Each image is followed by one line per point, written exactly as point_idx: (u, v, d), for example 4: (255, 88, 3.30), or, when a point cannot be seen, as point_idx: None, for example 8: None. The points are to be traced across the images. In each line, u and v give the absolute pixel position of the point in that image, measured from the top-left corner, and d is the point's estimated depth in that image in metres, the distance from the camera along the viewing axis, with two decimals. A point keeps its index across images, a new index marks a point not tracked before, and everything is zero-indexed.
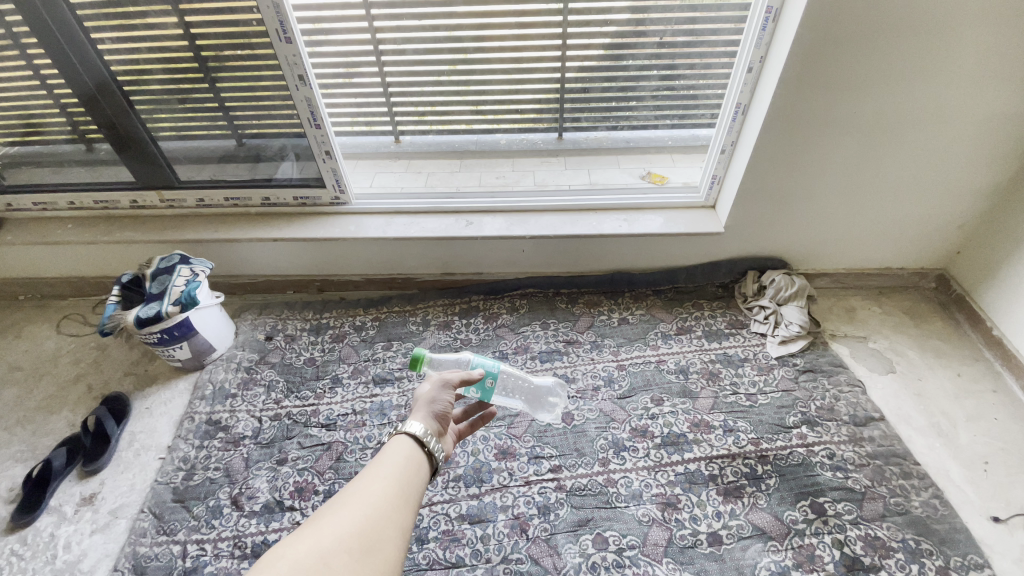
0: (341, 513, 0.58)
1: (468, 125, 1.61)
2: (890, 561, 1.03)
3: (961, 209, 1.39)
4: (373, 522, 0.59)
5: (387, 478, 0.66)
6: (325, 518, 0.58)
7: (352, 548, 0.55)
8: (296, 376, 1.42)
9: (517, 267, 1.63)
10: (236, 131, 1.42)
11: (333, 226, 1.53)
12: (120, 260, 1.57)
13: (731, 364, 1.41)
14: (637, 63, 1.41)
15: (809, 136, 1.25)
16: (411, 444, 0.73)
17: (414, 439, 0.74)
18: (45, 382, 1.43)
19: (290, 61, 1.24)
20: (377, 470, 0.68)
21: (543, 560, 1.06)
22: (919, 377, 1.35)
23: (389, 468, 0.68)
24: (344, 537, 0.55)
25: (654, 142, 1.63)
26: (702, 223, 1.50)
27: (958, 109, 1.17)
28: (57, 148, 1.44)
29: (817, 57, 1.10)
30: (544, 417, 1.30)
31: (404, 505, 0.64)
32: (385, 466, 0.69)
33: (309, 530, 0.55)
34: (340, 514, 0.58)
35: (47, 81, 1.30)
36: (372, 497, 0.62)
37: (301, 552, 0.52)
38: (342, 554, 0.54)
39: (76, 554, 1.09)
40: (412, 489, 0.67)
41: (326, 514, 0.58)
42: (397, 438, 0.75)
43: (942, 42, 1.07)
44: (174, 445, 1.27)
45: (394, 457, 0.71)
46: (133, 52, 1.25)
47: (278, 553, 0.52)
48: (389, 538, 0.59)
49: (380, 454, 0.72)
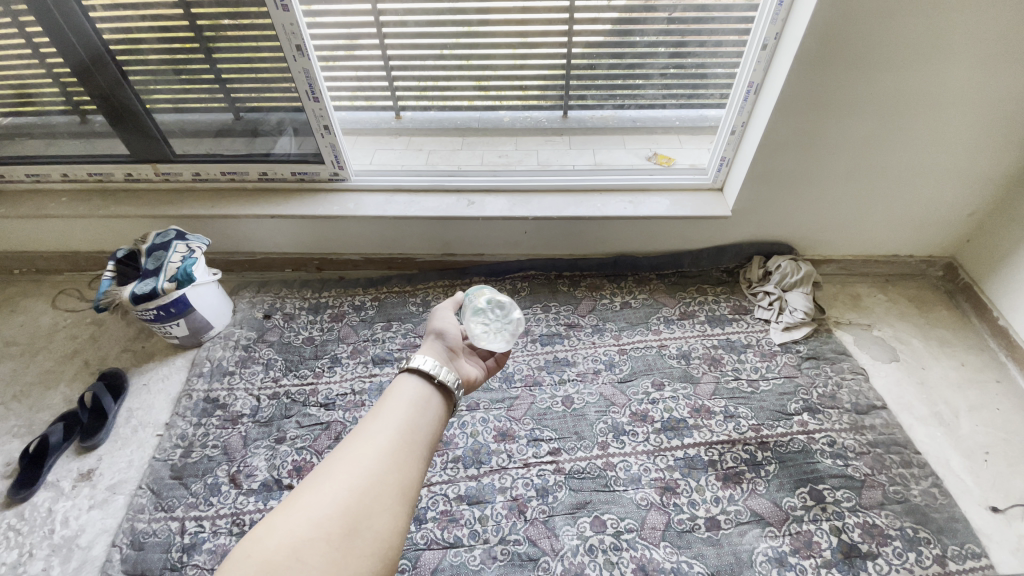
0: (320, 493, 0.55)
1: (470, 101, 1.57)
2: (887, 548, 1.03)
3: (971, 196, 1.35)
4: (358, 509, 0.55)
5: (384, 452, 0.62)
6: (303, 498, 0.54)
7: (331, 538, 0.51)
8: (295, 354, 1.41)
9: (519, 249, 1.60)
10: (234, 104, 1.38)
11: (332, 204, 1.50)
12: (114, 234, 1.55)
13: (733, 350, 1.39)
14: (647, 40, 1.35)
15: (821, 119, 1.21)
16: (407, 407, 0.70)
17: (419, 377, 0.76)
18: (41, 357, 1.42)
19: (287, 30, 1.19)
20: (377, 438, 0.63)
21: (540, 541, 1.06)
22: (923, 367, 1.34)
23: (383, 430, 0.65)
24: (324, 521, 0.52)
25: (662, 123, 1.59)
26: (709, 206, 1.47)
27: (982, 93, 1.13)
28: (50, 119, 1.41)
29: (837, 34, 1.05)
30: (511, 389, 1.32)
31: (398, 474, 0.60)
32: (380, 427, 0.65)
33: (281, 516, 0.52)
34: (320, 492, 0.55)
35: (40, 49, 1.25)
36: (362, 475, 0.58)
37: (269, 550, 0.48)
38: (317, 548, 0.50)
39: (74, 529, 1.10)
40: (411, 456, 0.64)
41: (303, 495, 0.55)
42: (404, 382, 0.75)
43: (970, 18, 1.01)
44: (172, 423, 1.27)
45: (391, 420, 0.67)
46: (125, 20, 1.21)
47: (243, 551, 0.49)
48: (376, 525, 0.55)
49: (375, 410, 0.69)
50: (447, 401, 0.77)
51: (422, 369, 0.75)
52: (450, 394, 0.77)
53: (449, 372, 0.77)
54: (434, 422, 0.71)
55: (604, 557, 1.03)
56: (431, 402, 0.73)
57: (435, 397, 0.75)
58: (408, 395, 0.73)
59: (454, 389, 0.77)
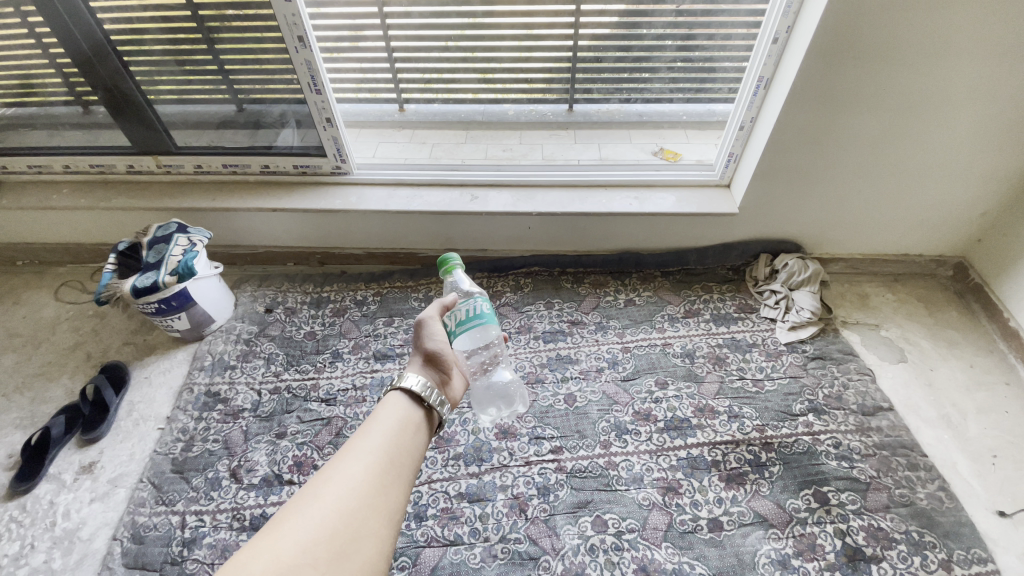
0: (306, 515, 0.55)
1: (475, 94, 1.55)
2: (892, 552, 1.01)
3: (981, 197, 1.33)
4: (344, 531, 0.56)
5: (371, 472, 0.63)
6: (288, 522, 0.54)
7: (318, 560, 0.52)
8: (296, 349, 1.41)
9: (524, 245, 1.59)
10: (236, 96, 1.37)
11: (334, 198, 1.48)
12: (116, 226, 1.54)
13: (738, 350, 1.38)
14: (654, 32, 1.32)
15: (831, 116, 1.18)
16: (394, 425, 0.71)
17: (407, 396, 0.76)
18: (43, 349, 1.42)
19: (289, 21, 1.17)
20: (365, 458, 0.64)
21: (541, 540, 1.05)
22: (931, 368, 1.32)
23: (370, 450, 0.66)
24: (310, 544, 0.53)
25: (668, 117, 1.57)
26: (716, 203, 1.45)
27: (993, 93, 1.10)
28: (53, 109, 1.40)
29: (849, 30, 1.02)
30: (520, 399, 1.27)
31: (385, 495, 0.62)
32: (367, 446, 0.66)
33: (269, 538, 0.53)
34: (306, 515, 0.55)
35: (42, 39, 1.24)
36: (349, 496, 0.59)
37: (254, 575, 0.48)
38: (305, 568, 0.51)
39: (75, 522, 1.10)
40: (397, 476, 0.65)
41: (289, 518, 0.55)
42: (391, 396, 0.76)
43: (984, 17, 0.98)
44: (173, 416, 1.27)
45: (378, 439, 0.68)
46: (127, 9, 1.19)
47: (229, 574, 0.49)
48: (363, 549, 0.56)
49: (362, 427, 0.70)
50: (432, 425, 0.78)
51: (412, 389, 0.75)
52: (434, 414, 0.78)
53: (437, 394, 0.78)
54: (421, 443, 0.73)
55: (605, 557, 1.02)
56: (416, 425, 0.74)
57: (422, 419, 0.75)
58: (395, 413, 0.73)
59: (439, 410, 0.78)
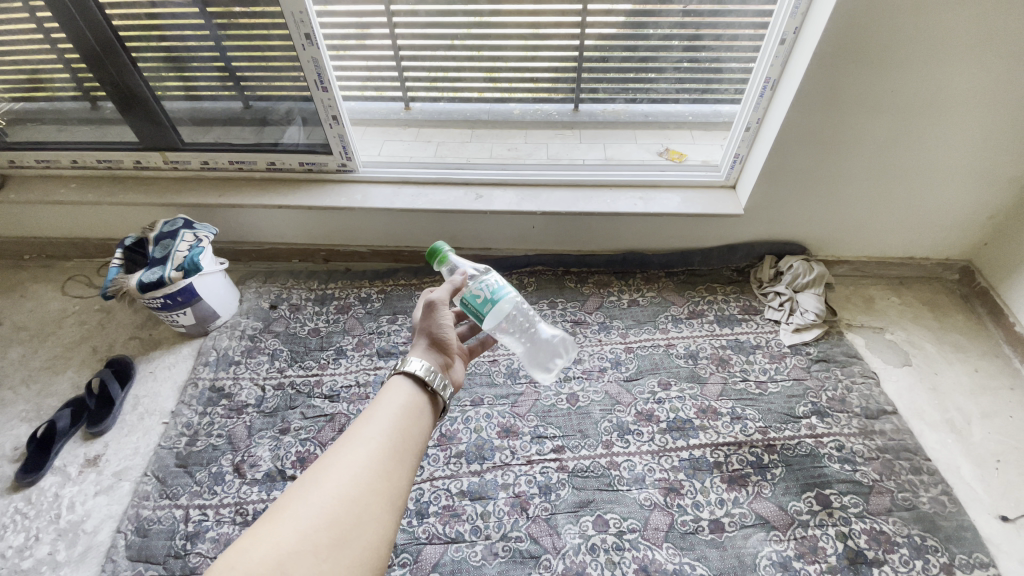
0: (307, 502, 0.55)
1: (480, 93, 1.55)
2: (894, 556, 1.01)
3: (988, 199, 1.32)
4: (345, 519, 0.56)
5: (373, 459, 0.63)
6: (290, 509, 0.55)
7: (318, 547, 0.52)
8: (300, 346, 1.41)
9: (527, 244, 1.59)
10: (243, 93, 1.38)
11: (339, 195, 1.48)
12: (122, 221, 1.55)
13: (742, 351, 1.38)
14: (660, 32, 1.32)
15: (839, 117, 1.18)
16: (398, 411, 0.72)
17: (411, 380, 0.77)
18: (49, 342, 1.43)
19: (296, 18, 1.17)
20: (367, 445, 0.64)
21: (543, 539, 1.05)
22: (936, 372, 1.31)
23: (372, 436, 0.66)
24: (311, 531, 0.53)
25: (674, 117, 1.56)
26: (721, 204, 1.44)
27: (1002, 96, 1.10)
28: (62, 105, 1.41)
29: (857, 30, 1.02)
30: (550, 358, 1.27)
31: (387, 481, 0.62)
32: (371, 432, 0.66)
33: (270, 525, 0.53)
34: (308, 502, 0.55)
35: (50, 34, 1.24)
36: (350, 484, 0.59)
37: (254, 561, 0.49)
38: (304, 555, 0.51)
39: (80, 514, 1.11)
40: (401, 463, 0.65)
41: (290, 504, 0.55)
42: (394, 379, 0.77)
43: (994, 18, 0.98)
44: (178, 411, 1.27)
45: (381, 426, 0.68)
46: (135, 6, 1.20)
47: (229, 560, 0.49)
48: (363, 536, 0.56)
49: (365, 413, 0.70)
50: (433, 407, 0.77)
51: (415, 372, 0.76)
52: (437, 397, 0.78)
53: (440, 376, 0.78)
54: (425, 429, 0.73)
55: (606, 556, 1.03)
56: (421, 411, 0.74)
57: (426, 406, 0.76)
58: (398, 398, 0.74)
59: (443, 394, 0.78)
